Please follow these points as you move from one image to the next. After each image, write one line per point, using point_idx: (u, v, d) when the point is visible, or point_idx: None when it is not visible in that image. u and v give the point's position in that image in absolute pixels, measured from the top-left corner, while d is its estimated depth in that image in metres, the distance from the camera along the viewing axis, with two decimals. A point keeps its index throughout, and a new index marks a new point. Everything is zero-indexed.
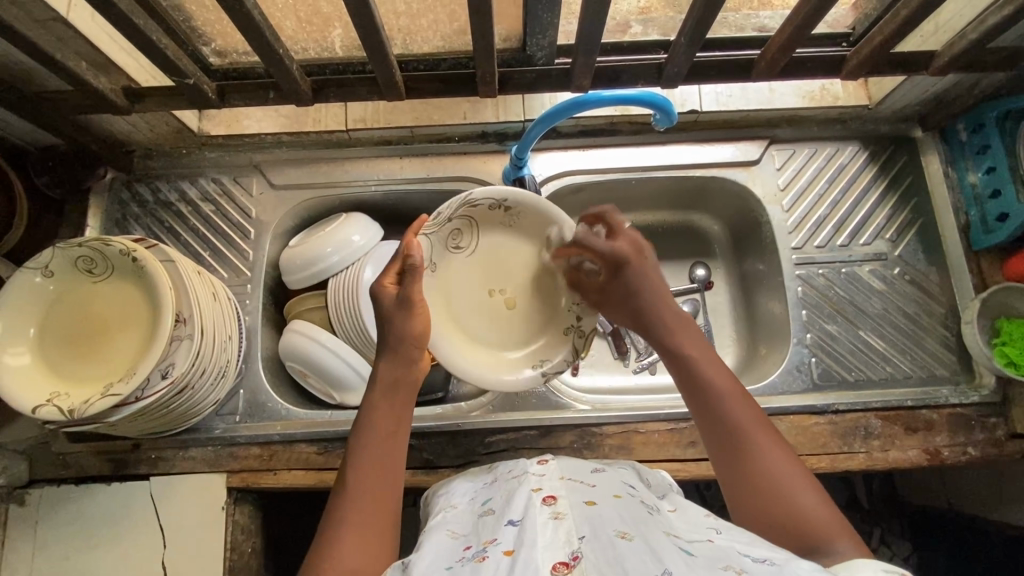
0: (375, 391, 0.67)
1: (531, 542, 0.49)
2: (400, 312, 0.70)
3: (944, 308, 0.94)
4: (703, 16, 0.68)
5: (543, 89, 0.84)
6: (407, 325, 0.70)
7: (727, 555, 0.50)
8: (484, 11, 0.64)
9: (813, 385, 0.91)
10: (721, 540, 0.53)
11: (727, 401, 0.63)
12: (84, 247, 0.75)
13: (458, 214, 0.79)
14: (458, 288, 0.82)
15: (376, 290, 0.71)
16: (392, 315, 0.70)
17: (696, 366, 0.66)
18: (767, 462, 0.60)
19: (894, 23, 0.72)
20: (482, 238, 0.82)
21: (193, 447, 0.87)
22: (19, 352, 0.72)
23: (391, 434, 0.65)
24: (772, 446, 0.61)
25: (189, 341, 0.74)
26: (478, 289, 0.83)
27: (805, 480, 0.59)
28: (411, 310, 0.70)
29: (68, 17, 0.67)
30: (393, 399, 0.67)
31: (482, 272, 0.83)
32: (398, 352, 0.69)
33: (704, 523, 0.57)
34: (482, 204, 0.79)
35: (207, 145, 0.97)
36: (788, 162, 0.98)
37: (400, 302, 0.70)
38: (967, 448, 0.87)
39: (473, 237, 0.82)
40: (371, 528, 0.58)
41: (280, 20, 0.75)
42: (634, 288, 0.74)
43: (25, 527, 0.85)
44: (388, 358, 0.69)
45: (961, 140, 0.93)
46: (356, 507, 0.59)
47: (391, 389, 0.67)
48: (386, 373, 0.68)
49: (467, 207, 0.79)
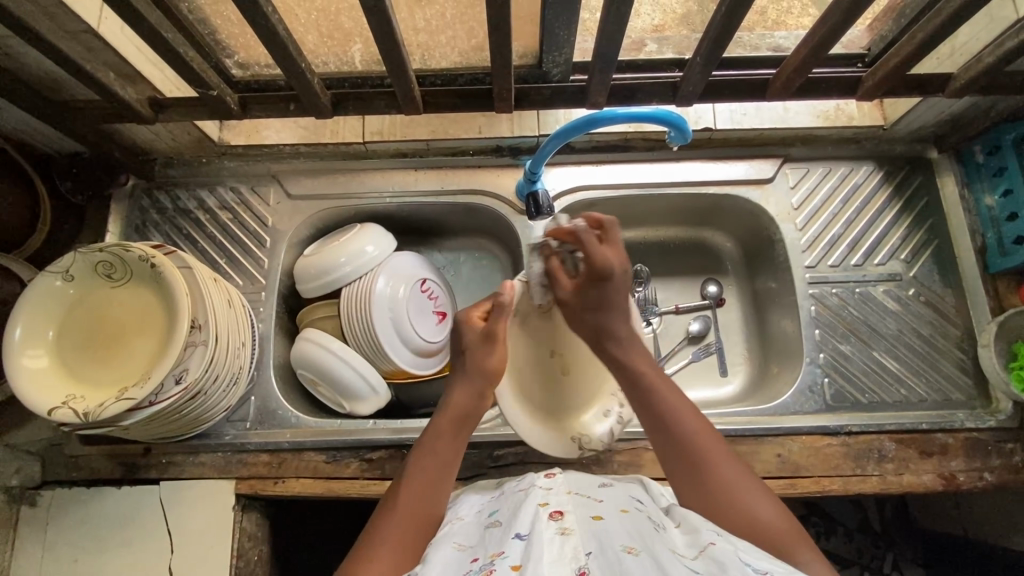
0: (442, 419, 0.70)
1: (538, 556, 0.49)
2: (481, 347, 0.72)
3: (960, 330, 0.93)
4: (719, 38, 0.69)
5: (558, 105, 0.84)
6: (489, 358, 0.72)
7: (731, 564, 0.50)
8: (503, 28, 0.65)
9: (826, 407, 0.90)
10: (724, 542, 0.53)
11: (686, 424, 0.65)
12: (103, 253, 0.76)
13: (521, 277, 0.81)
14: (523, 349, 0.83)
15: (464, 319, 0.75)
16: (473, 351, 0.73)
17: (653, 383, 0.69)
18: (721, 474, 0.62)
19: (909, 45, 0.72)
20: (547, 308, 0.84)
21: (203, 453, 0.88)
22: (37, 354, 0.73)
23: (442, 463, 0.67)
24: (723, 458, 0.63)
25: (203, 347, 0.75)
26: (540, 350, 0.84)
27: (761, 491, 0.62)
28: (494, 344, 0.72)
29: (99, 30, 0.69)
30: (457, 431, 0.69)
31: (546, 334, 0.85)
32: (473, 386, 0.71)
33: (704, 525, 0.57)
34: (541, 273, 0.81)
35: (227, 154, 0.99)
36: (801, 181, 0.98)
37: (485, 338, 0.73)
38: (984, 474, 0.86)
39: (536, 304, 0.83)
40: (409, 539, 0.61)
41: (302, 35, 0.76)
42: (601, 304, 0.72)
43: (35, 528, 0.85)
44: (460, 386, 0.72)
45: (977, 162, 0.93)
46: (399, 522, 0.62)
47: (456, 421, 0.70)
48: (457, 401, 0.71)
49: (524, 274, 0.81)
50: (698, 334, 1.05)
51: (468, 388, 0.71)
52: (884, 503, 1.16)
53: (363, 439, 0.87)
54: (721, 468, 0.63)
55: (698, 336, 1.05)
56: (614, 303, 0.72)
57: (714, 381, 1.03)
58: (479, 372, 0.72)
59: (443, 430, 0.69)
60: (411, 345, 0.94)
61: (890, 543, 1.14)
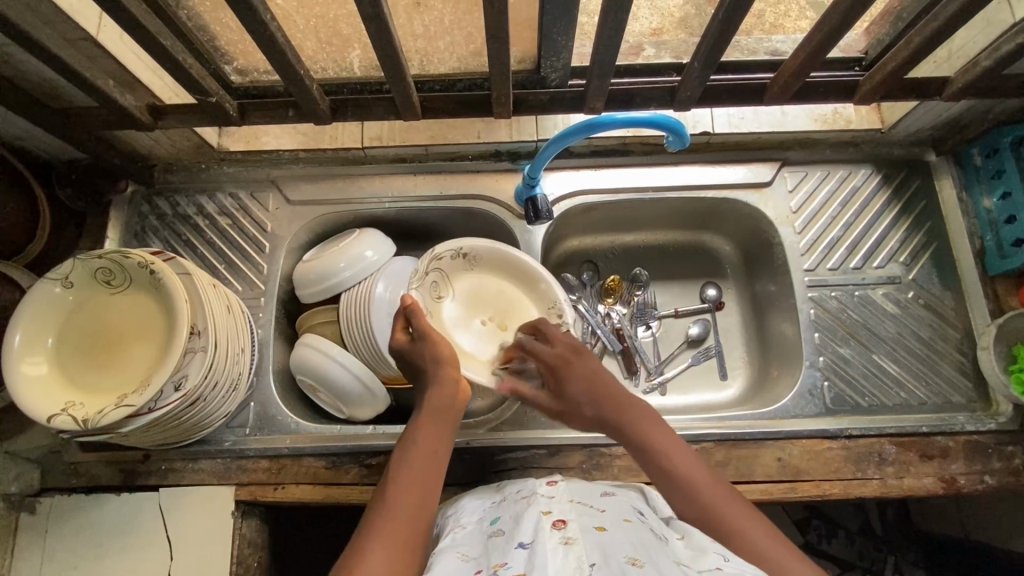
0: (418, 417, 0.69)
1: (543, 566, 0.49)
2: (422, 345, 0.74)
3: (959, 333, 0.93)
4: (716, 43, 0.69)
5: (556, 110, 0.84)
6: (436, 351, 0.73)
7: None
8: (501, 35, 0.65)
9: (827, 410, 0.90)
10: (730, 568, 0.52)
11: (695, 480, 0.64)
12: (102, 259, 0.76)
13: (429, 269, 0.85)
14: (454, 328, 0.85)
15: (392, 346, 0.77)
16: (416, 352, 0.75)
17: (658, 443, 0.68)
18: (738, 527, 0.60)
19: (907, 49, 0.72)
20: (457, 284, 0.88)
21: (202, 459, 0.88)
22: (37, 361, 0.73)
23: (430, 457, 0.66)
24: (736, 510, 0.62)
25: (203, 353, 0.75)
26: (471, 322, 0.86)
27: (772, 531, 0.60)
28: (431, 340, 0.74)
29: (98, 37, 0.69)
30: (436, 424, 0.69)
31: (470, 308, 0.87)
32: (439, 381, 0.71)
33: (710, 547, 0.56)
34: (445, 257, 0.85)
35: (226, 160, 0.99)
36: (800, 184, 0.98)
37: (417, 340, 0.75)
38: (985, 477, 0.85)
39: (449, 284, 0.87)
40: (405, 535, 0.58)
41: (301, 41, 0.77)
42: (580, 388, 0.74)
43: (34, 535, 0.85)
44: (427, 387, 0.72)
45: (976, 165, 0.93)
46: (392, 519, 0.59)
47: (434, 414, 0.69)
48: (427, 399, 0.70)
49: (435, 261, 0.85)
50: (698, 337, 1.05)
51: (437, 385, 0.71)
52: (885, 506, 1.16)
53: (363, 445, 0.87)
54: (738, 522, 0.60)
55: (698, 339, 1.05)
56: (582, 380, 0.74)
57: (714, 385, 1.03)
58: (434, 366, 0.73)
59: (421, 426, 0.68)
60: None
61: (891, 546, 1.13)
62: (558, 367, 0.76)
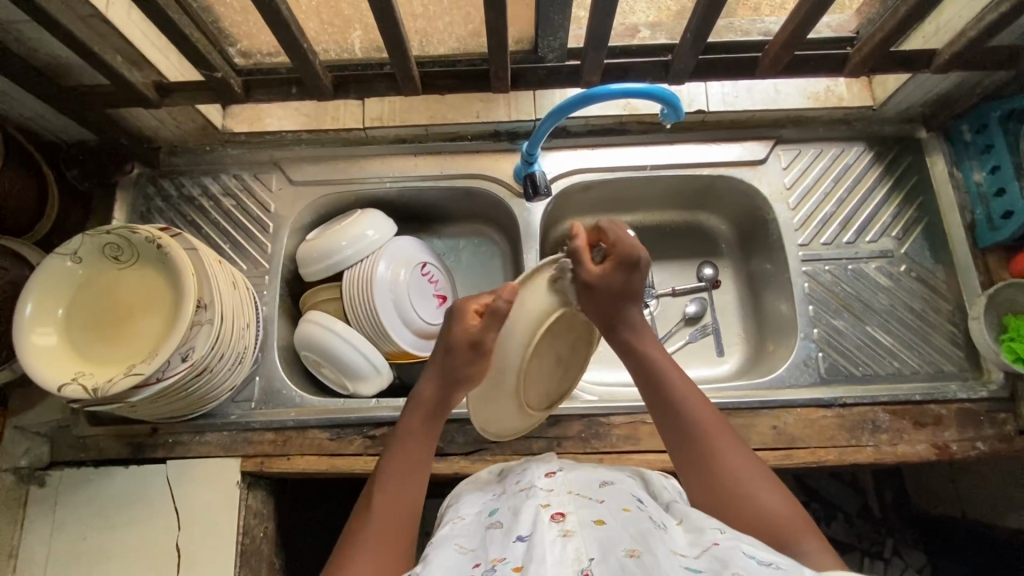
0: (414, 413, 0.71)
1: (540, 557, 0.51)
2: (473, 354, 0.70)
3: (951, 304, 0.94)
4: (707, 13, 0.70)
5: (553, 86, 0.86)
6: (473, 366, 0.70)
7: (733, 560, 0.51)
8: (499, 6, 0.67)
9: (821, 379, 0.91)
10: (726, 539, 0.54)
11: (682, 397, 0.69)
12: (111, 234, 0.78)
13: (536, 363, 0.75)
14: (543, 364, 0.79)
15: (460, 311, 0.71)
16: (461, 358, 0.69)
17: (661, 371, 0.71)
18: (708, 428, 0.67)
19: (893, 20, 0.74)
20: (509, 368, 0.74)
21: (208, 432, 0.89)
22: (47, 332, 0.75)
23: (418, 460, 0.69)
24: (730, 444, 0.66)
25: (209, 325, 0.76)
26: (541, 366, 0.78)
27: (770, 483, 0.64)
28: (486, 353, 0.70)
29: (107, 14, 0.71)
30: (427, 426, 0.71)
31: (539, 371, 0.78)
32: (445, 384, 0.71)
33: (706, 524, 0.58)
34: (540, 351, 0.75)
35: (230, 142, 1.01)
36: (794, 161, 1.00)
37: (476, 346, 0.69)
38: (977, 443, 0.87)
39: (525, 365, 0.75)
40: (393, 530, 0.63)
41: (304, 21, 0.78)
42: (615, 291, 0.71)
43: (44, 507, 0.87)
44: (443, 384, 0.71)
45: (965, 141, 0.95)
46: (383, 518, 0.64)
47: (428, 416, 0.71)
48: (428, 395, 0.71)
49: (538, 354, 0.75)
50: (695, 316, 1.07)
51: (440, 382, 0.72)
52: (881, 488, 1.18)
53: (367, 417, 0.89)
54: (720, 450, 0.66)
55: (696, 317, 1.07)
56: (632, 292, 0.73)
57: (711, 360, 1.05)
58: (455, 378, 0.71)
59: (418, 426, 0.70)
60: (412, 327, 0.96)
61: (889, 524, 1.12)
62: (622, 278, 0.71)
